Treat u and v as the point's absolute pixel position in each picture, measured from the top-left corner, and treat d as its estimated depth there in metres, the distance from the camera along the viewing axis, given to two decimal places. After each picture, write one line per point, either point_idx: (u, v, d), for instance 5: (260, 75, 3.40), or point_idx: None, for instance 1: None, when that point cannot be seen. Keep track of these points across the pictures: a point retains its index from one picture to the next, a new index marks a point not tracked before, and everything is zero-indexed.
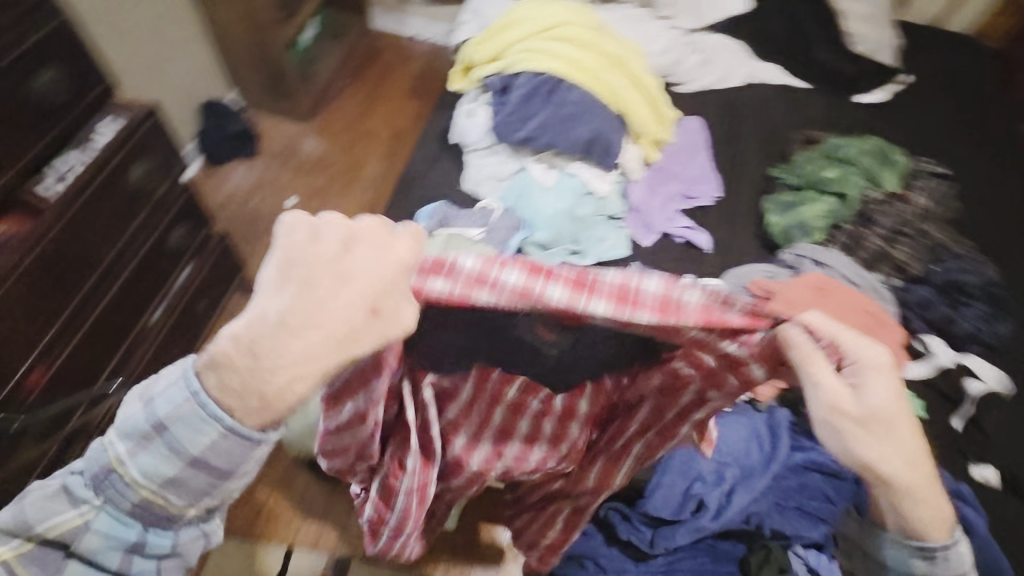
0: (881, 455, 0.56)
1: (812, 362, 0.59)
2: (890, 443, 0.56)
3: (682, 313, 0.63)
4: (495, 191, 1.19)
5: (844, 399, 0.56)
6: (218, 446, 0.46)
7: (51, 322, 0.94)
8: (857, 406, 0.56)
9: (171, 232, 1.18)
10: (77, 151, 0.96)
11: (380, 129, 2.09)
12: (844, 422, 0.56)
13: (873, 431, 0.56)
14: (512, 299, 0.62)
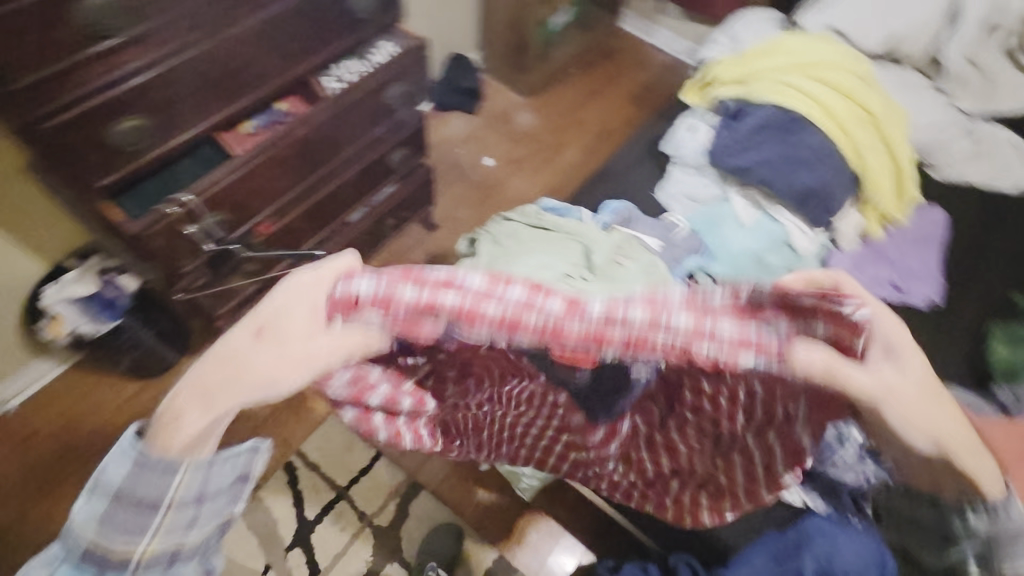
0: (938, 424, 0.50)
1: (839, 361, 0.51)
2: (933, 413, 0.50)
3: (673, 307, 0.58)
4: (687, 211, 1.19)
5: (884, 379, 0.50)
6: (138, 466, 0.48)
7: (291, 187, 1.14)
8: (901, 379, 0.51)
9: (394, 153, 1.34)
10: (356, 62, 1.13)
11: (590, 124, 2.16)
12: (889, 404, 0.50)
13: (915, 398, 0.50)
14: (513, 315, 0.54)
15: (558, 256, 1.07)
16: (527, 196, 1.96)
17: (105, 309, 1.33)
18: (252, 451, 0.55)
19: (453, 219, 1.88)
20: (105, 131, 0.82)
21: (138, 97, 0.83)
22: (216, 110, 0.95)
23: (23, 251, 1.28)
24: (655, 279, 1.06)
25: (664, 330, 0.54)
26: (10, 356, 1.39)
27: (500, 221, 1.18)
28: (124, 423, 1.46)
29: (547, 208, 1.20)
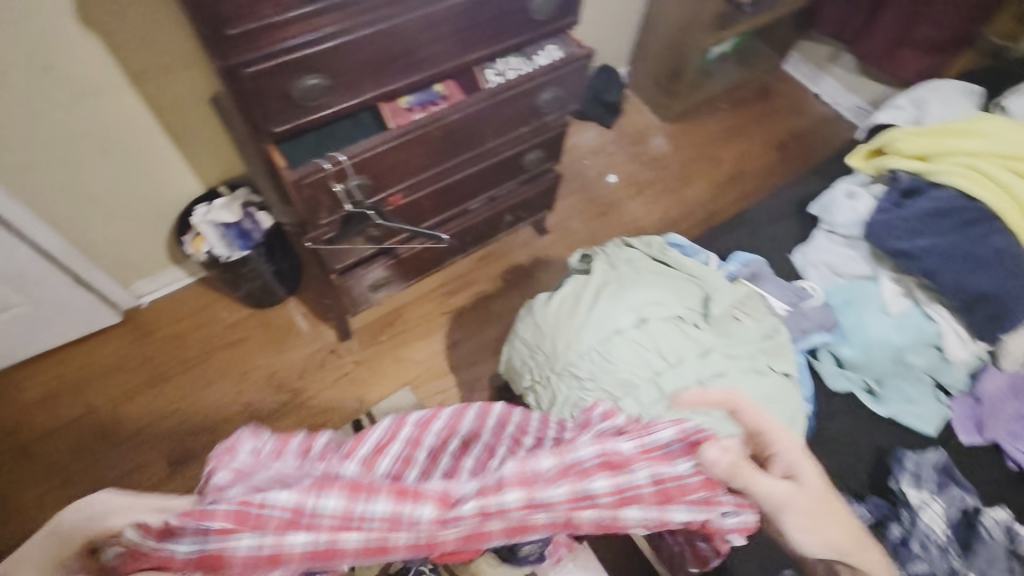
0: (827, 516, 0.68)
1: (741, 472, 0.66)
2: (832, 516, 0.68)
3: (537, 481, 0.66)
4: (824, 283, 1.10)
5: (790, 494, 0.66)
6: None
7: (431, 167, 1.15)
8: (801, 494, 0.67)
9: (530, 154, 1.34)
10: (520, 62, 1.14)
11: (725, 163, 2.06)
12: (785, 507, 0.67)
13: (804, 513, 0.67)
14: (380, 539, 0.60)
15: (674, 295, 1.03)
16: (643, 222, 1.92)
17: (239, 238, 1.44)
18: None
19: (563, 228, 1.88)
20: (294, 86, 0.87)
21: (327, 58, 0.88)
22: (383, 83, 0.99)
23: (187, 171, 1.42)
24: (772, 346, 0.99)
25: (544, 508, 0.65)
26: (154, 259, 1.56)
27: (620, 245, 1.16)
28: (229, 343, 1.60)
29: (671, 243, 1.15)
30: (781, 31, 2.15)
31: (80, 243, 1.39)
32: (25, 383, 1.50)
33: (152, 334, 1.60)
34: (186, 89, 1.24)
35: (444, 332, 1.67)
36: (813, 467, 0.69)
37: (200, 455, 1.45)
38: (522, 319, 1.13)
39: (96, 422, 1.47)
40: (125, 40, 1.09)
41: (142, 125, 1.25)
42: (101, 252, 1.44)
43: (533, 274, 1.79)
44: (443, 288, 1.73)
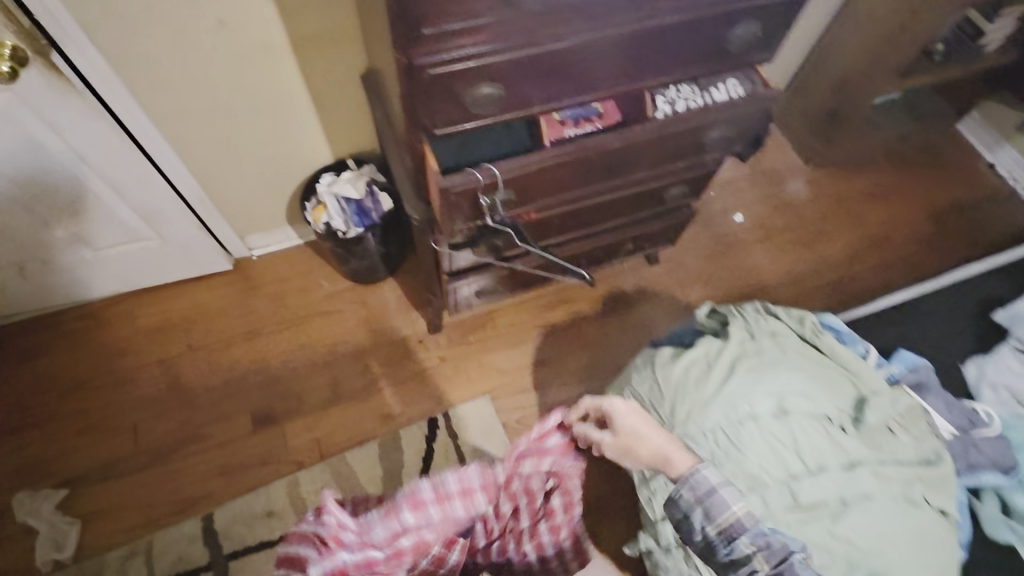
0: (654, 450, 0.83)
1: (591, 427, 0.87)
2: (654, 441, 0.83)
3: (450, 500, 0.93)
4: (1004, 408, 0.97)
5: (607, 441, 0.84)
6: None
7: (576, 191, 1.07)
8: (624, 427, 0.84)
9: (674, 189, 1.24)
10: (694, 92, 1.02)
11: (868, 224, 1.86)
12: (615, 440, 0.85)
13: (626, 441, 0.84)
14: (366, 558, 0.84)
15: (824, 390, 0.91)
16: (763, 272, 1.77)
17: (357, 215, 1.43)
18: None
19: (676, 262, 1.76)
20: (469, 92, 0.80)
21: (509, 69, 0.79)
22: (551, 100, 0.87)
23: (322, 140, 1.41)
24: (931, 474, 0.86)
25: (469, 498, 0.94)
26: (272, 216, 1.58)
27: (762, 313, 1.04)
28: (326, 312, 1.62)
29: (824, 324, 1.01)
30: (968, 88, 1.89)
31: (212, 192, 1.41)
32: (139, 311, 1.57)
33: (257, 288, 1.63)
34: (340, 62, 1.21)
35: (534, 347, 1.61)
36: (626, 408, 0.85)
37: (281, 418, 1.48)
38: (637, 369, 1.04)
39: (194, 363, 1.53)
40: (296, 8, 1.07)
41: (290, 90, 1.24)
42: (228, 204, 1.47)
43: (635, 305, 1.69)
44: (540, 301, 1.67)
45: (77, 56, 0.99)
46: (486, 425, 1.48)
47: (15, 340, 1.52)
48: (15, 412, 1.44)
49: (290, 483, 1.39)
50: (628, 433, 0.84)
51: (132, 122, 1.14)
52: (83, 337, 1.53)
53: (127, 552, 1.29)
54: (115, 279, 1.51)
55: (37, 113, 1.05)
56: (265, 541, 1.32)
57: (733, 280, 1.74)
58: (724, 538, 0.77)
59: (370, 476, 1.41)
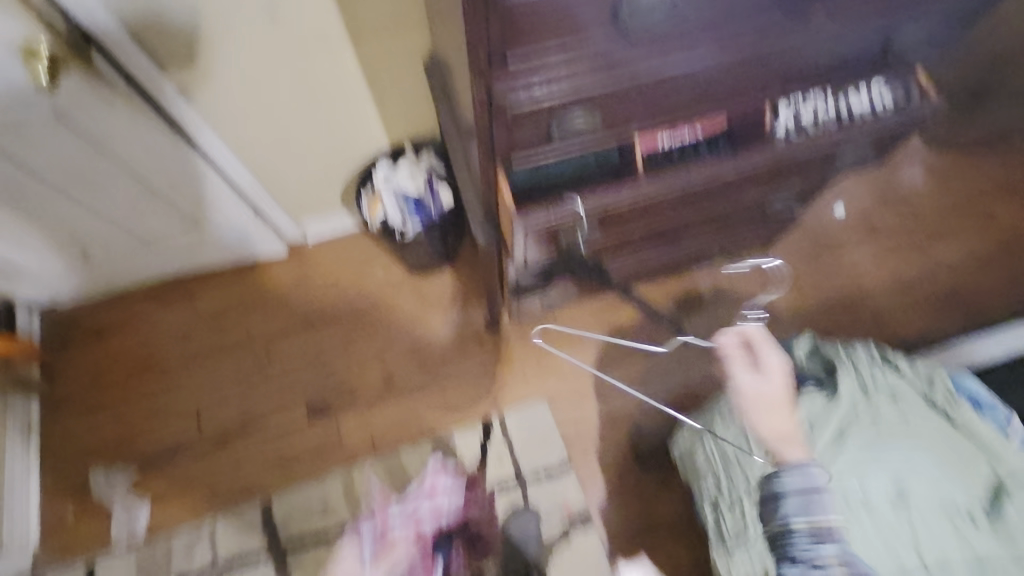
0: (756, 391, 0.85)
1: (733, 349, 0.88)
2: (775, 412, 0.82)
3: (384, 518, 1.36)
4: None
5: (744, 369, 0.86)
6: None
7: (667, 211, 0.93)
8: (769, 365, 0.86)
9: (777, 199, 1.05)
10: (830, 98, 0.84)
11: (1001, 220, 1.55)
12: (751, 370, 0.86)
13: (766, 376, 0.85)
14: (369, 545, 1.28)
15: (950, 477, 0.78)
16: (868, 275, 1.53)
17: (415, 209, 1.33)
18: None
19: (760, 260, 1.56)
20: (557, 122, 0.70)
21: (608, 94, 0.68)
22: (651, 121, 0.76)
23: (377, 128, 1.30)
24: None
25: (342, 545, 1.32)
26: (328, 201, 1.49)
27: (881, 364, 0.90)
28: (381, 302, 1.56)
29: (960, 387, 0.87)
30: None
31: (267, 181, 1.35)
32: (198, 294, 1.56)
33: (311, 274, 1.58)
34: (403, 50, 1.10)
35: (596, 350, 1.50)
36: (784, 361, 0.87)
37: (335, 409, 1.46)
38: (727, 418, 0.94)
39: (252, 351, 1.51)
40: None
41: (352, 82, 1.15)
42: (283, 191, 1.40)
43: (711, 307, 1.52)
44: (607, 299, 1.53)
45: (120, 58, 0.93)
46: (544, 432, 1.42)
47: (82, 321, 1.54)
48: (87, 393, 1.48)
49: (346, 478, 1.38)
50: (760, 380, 0.85)
51: (184, 120, 1.09)
52: (146, 319, 1.54)
53: (193, 533, 1.34)
54: (175, 264, 1.50)
55: (84, 119, 1.02)
56: (320, 535, 1.33)
57: (830, 285, 1.52)
58: (813, 538, 0.74)
59: None
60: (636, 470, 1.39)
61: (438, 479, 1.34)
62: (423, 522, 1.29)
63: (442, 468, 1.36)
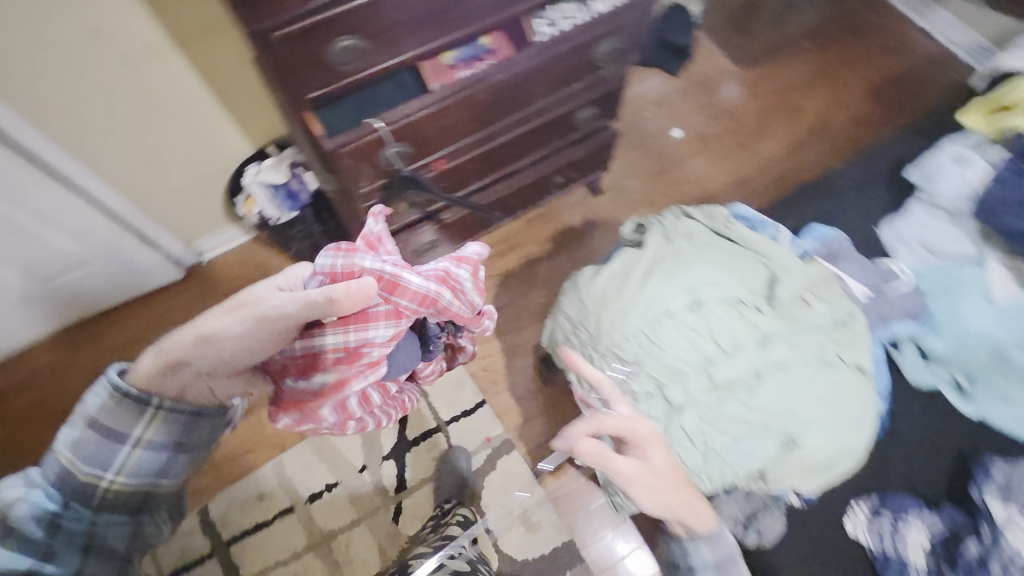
0: (641, 488, 0.78)
1: (608, 456, 0.78)
2: (669, 488, 0.79)
3: (401, 287, 0.71)
4: (913, 263, 0.96)
5: (630, 469, 0.78)
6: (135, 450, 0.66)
7: (475, 130, 1.07)
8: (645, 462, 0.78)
9: (580, 111, 1.23)
10: (576, 7, 1.01)
11: (808, 114, 1.79)
12: (629, 467, 0.78)
13: (649, 469, 0.78)
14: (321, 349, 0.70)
15: (734, 276, 0.93)
16: (708, 181, 1.73)
17: (288, 199, 1.45)
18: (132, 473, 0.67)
19: (618, 188, 1.73)
20: (329, 49, 0.81)
21: (362, 17, 0.79)
22: (425, 40, 0.89)
23: (236, 133, 1.40)
24: (845, 335, 0.89)
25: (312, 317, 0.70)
26: (209, 217, 1.57)
27: (679, 215, 1.06)
28: None
29: (737, 215, 1.04)
30: None
31: (140, 204, 1.42)
32: (105, 333, 1.61)
33: (212, 291, 1.65)
34: (230, 50, 1.20)
35: (489, 297, 1.62)
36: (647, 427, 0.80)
37: None
38: (566, 293, 1.05)
39: None
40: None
41: (194, 91, 1.25)
42: (160, 213, 1.47)
43: (584, 237, 1.68)
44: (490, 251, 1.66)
45: None
46: (454, 376, 1.50)
47: None
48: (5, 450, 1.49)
49: (275, 465, 1.43)
50: (644, 466, 0.78)
51: (37, 150, 1.15)
52: (56, 369, 1.57)
53: None
54: (74, 308, 1.56)
55: None
56: (260, 520, 1.39)
57: (680, 196, 1.71)
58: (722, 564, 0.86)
59: (350, 445, 1.45)
60: (544, 392, 1.50)
61: (454, 272, 0.78)
62: (409, 294, 0.71)
63: (466, 267, 0.79)
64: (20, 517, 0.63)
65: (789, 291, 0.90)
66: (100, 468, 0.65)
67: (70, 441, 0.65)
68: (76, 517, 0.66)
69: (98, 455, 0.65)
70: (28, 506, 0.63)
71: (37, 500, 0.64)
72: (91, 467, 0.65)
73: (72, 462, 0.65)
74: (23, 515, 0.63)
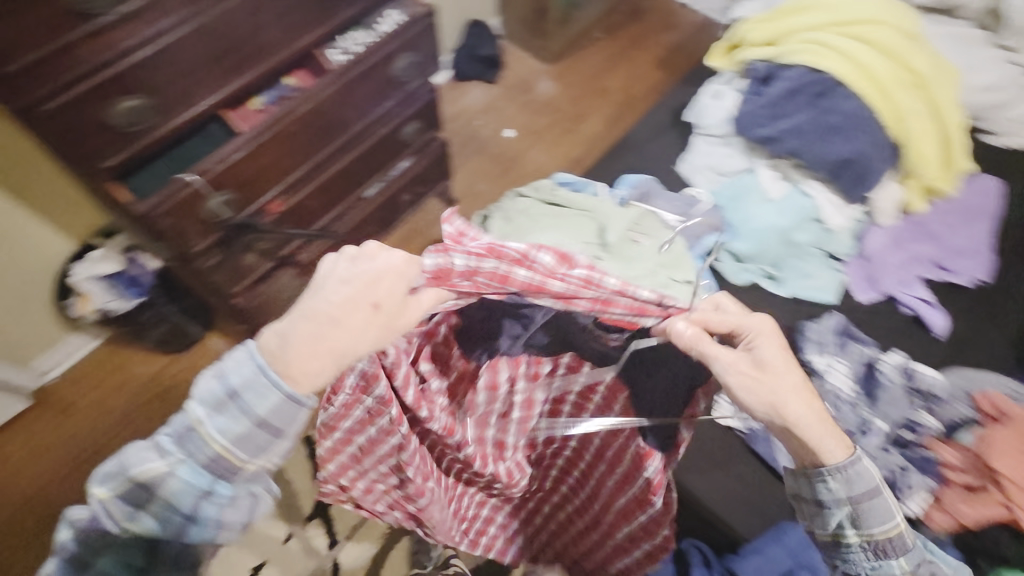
0: (730, 369, 0.64)
1: (703, 342, 0.65)
2: (777, 384, 0.63)
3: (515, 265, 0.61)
4: (710, 184, 1.12)
5: (742, 367, 0.64)
6: (215, 464, 0.55)
7: (301, 163, 1.11)
8: (748, 360, 0.64)
9: (405, 127, 1.30)
10: (363, 32, 1.09)
11: (615, 91, 2.01)
12: (743, 375, 0.63)
13: (767, 381, 0.63)
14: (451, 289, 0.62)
15: (570, 235, 1.03)
16: (549, 169, 1.87)
17: (130, 287, 1.35)
18: (202, 496, 0.55)
19: (471, 194, 1.81)
20: (109, 112, 0.81)
21: (137, 74, 0.81)
22: (217, 86, 0.92)
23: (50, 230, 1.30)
24: (671, 258, 1.01)
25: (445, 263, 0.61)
26: (45, 332, 1.42)
27: (513, 197, 1.15)
28: (157, 394, 1.50)
29: (560, 183, 1.16)
30: None
31: None
32: None
33: (68, 410, 1.48)
34: (16, 146, 1.12)
35: None
36: (766, 317, 0.65)
37: None
38: None
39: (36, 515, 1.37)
40: None
41: None
42: None
43: None
44: None
45: None
46: None
47: None
48: None
49: None
50: (756, 351, 0.64)
51: None
52: None
53: None
54: None
55: None
56: None
57: None
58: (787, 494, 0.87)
59: (270, 520, 1.37)
60: None
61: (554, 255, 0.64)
62: (517, 278, 0.62)
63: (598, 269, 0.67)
64: (168, 489, 0.54)
65: (616, 234, 1.02)
66: (256, 453, 0.56)
67: (222, 430, 0.54)
68: (225, 493, 0.56)
69: (253, 444, 0.55)
70: (177, 481, 0.54)
71: (185, 476, 0.54)
72: (256, 458, 0.56)
73: (228, 450, 0.54)
74: (175, 487, 0.54)
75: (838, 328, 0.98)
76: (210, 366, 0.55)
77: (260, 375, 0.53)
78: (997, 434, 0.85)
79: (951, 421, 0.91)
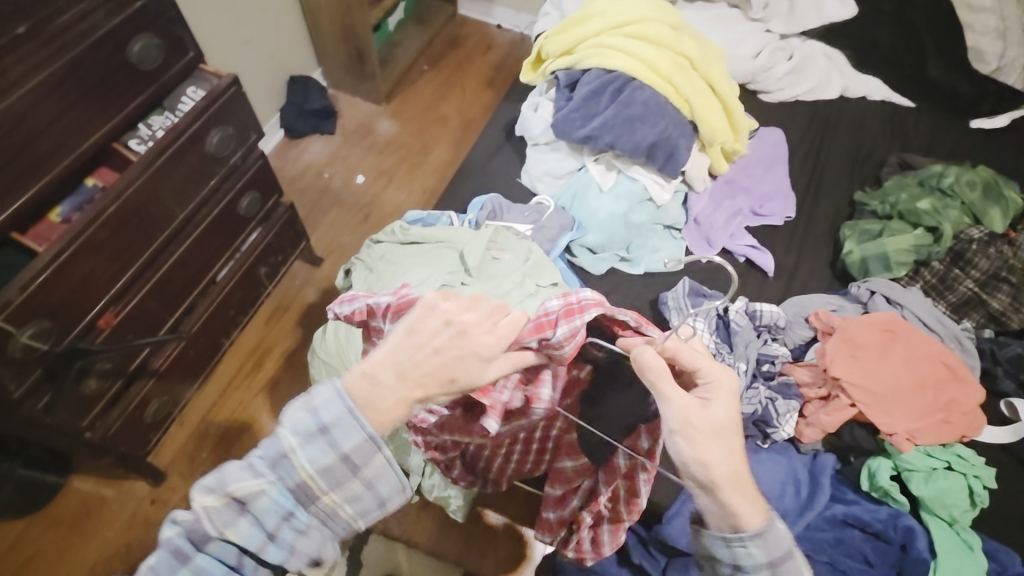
0: (679, 418, 0.66)
1: (663, 378, 0.68)
2: (720, 448, 0.65)
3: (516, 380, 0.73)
4: (551, 189, 1.19)
5: (692, 411, 0.66)
6: (301, 489, 0.56)
7: (126, 267, 1.01)
8: (701, 412, 0.66)
9: (241, 200, 1.23)
10: (165, 116, 1.03)
11: (453, 117, 2.06)
12: (690, 429, 0.65)
13: (710, 435, 0.65)
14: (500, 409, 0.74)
15: (431, 269, 1.03)
16: (408, 206, 1.87)
17: None
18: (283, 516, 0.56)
19: (336, 248, 1.76)
20: None
21: None
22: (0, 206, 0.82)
23: None
24: (532, 266, 1.05)
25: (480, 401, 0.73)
26: None
27: (369, 246, 1.13)
28: (21, 566, 1.27)
29: (412, 220, 1.16)
30: None
31: None
32: None
33: None
34: None
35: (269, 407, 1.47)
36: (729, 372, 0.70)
37: None
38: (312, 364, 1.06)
39: None
40: None
41: None
42: None
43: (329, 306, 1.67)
44: (243, 370, 1.52)
45: None
46: None
47: None
48: None
49: None
50: (709, 407, 0.67)
51: None
52: None
53: None
54: None
55: None
56: None
57: None
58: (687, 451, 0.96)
59: None
60: None
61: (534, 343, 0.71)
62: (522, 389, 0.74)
63: (578, 327, 0.72)
64: (259, 507, 0.55)
65: (475, 258, 1.04)
66: (334, 483, 0.56)
67: (312, 460, 0.55)
68: (302, 519, 0.57)
69: (339, 477, 0.56)
70: (269, 498, 0.55)
71: (274, 496, 0.55)
72: (334, 490, 0.56)
73: (315, 478, 0.55)
74: (264, 507, 0.55)
75: (688, 290, 1.07)
76: (299, 399, 0.56)
77: (349, 415, 0.55)
78: (834, 347, 0.98)
79: (798, 345, 1.06)
